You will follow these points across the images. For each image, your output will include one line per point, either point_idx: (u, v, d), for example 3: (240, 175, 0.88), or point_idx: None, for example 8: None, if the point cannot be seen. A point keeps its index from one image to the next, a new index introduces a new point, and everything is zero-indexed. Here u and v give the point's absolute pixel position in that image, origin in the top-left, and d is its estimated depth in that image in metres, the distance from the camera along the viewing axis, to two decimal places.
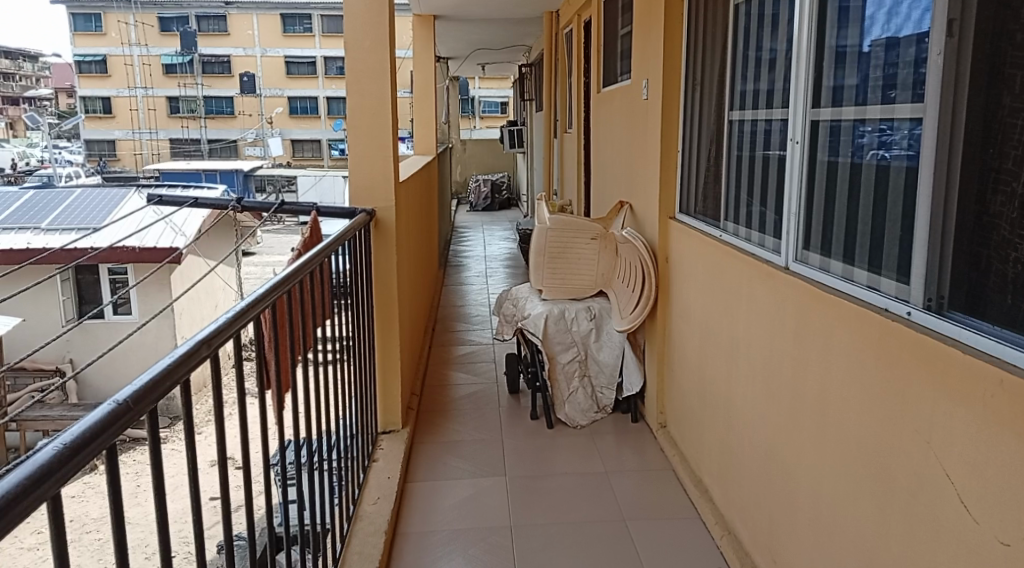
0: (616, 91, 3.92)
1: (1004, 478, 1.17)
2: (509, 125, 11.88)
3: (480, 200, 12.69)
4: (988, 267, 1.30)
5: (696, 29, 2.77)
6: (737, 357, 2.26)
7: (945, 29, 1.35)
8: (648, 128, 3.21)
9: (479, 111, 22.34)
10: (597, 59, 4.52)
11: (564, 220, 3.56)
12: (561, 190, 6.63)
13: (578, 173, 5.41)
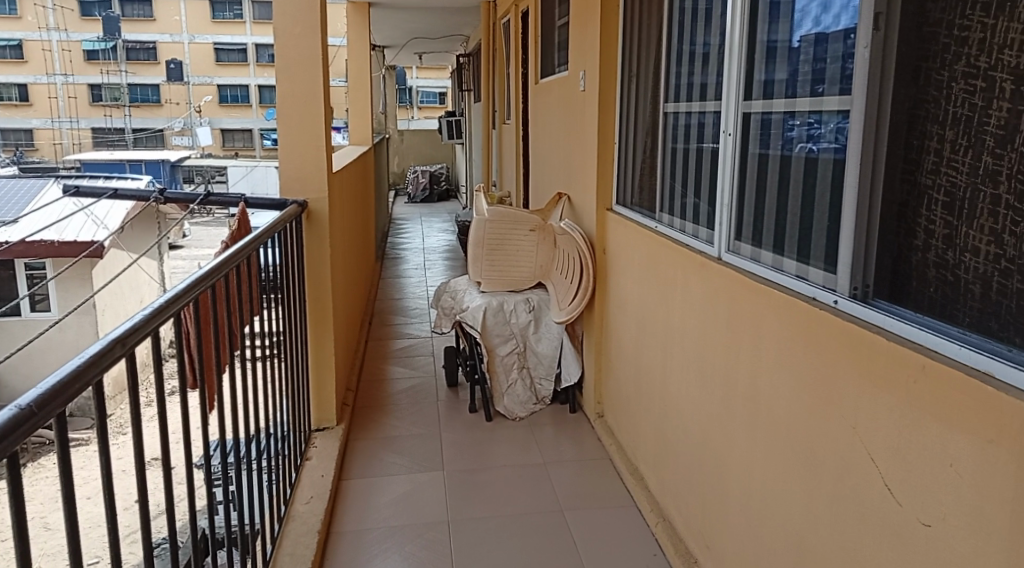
0: (553, 83, 3.92)
1: (926, 460, 1.21)
2: (448, 115, 11.78)
3: (416, 192, 12.51)
4: (903, 255, 1.38)
5: (632, 20, 2.77)
6: (671, 346, 2.29)
7: (871, 22, 1.38)
8: (585, 119, 3.22)
9: (417, 102, 22.15)
10: (535, 49, 4.50)
11: (503, 210, 3.49)
12: (500, 182, 6.61)
13: (517, 164, 5.39)
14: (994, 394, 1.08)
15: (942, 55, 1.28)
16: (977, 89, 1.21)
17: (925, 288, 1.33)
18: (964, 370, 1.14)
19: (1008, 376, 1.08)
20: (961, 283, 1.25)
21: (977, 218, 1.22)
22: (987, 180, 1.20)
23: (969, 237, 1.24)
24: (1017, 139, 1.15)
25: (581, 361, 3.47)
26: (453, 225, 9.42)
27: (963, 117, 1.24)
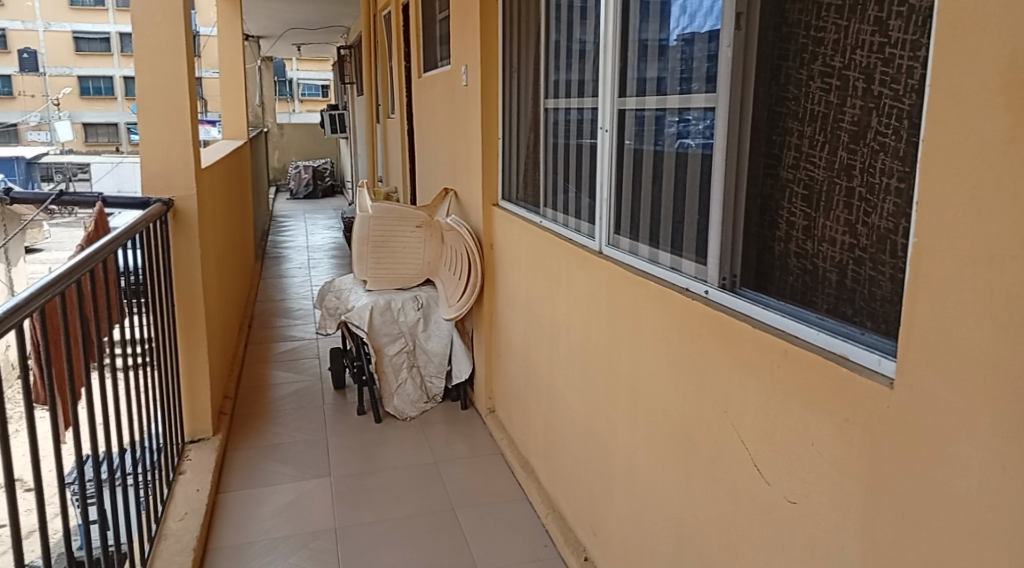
0: (436, 77, 3.88)
1: (790, 441, 1.28)
2: (331, 109, 11.47)
3: (301, 187, 12.19)
4: (768, 246, 1.44)
5: (511, 17, 2.77)
6: (557, 339, 2.32)
7: (733, 22, 1.43)
8: (469, 114, 3.21)
9: (299, 95, 21.49)
10: (416, 43, 4.44)
11: (387, 206, 3.40)
12: (386, 177, 6.52)
13: (402, 159, 5.32)
14: (851, 376, 1.15)
15: (800, 54, 1.34)
16: (833, 87, 1.27)
17: (788, 277, 1.40)
18: (824, 354, 1.21)
19: (862, 359, 1.15)
20: (819, 271, 1.33)
21: (833, 209, 1.29)
22: (842, 174, 1.26)
23: (826, 228, 1.31)
24: (868, 135, 1.21)
25: (472, 358, 3.46)
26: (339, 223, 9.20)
27: (821, 114, 1.30)
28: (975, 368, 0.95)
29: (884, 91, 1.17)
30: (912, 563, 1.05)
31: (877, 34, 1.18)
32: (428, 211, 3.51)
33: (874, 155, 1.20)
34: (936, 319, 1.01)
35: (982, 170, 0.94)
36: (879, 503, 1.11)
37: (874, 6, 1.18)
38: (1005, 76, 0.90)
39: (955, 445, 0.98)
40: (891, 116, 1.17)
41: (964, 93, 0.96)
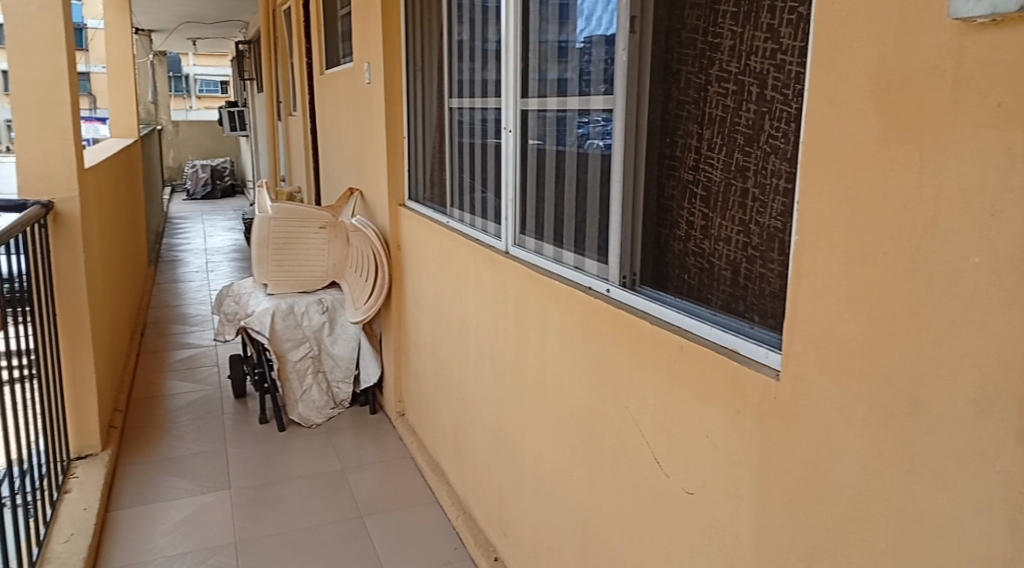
0: (338, 75, 3.81)
1: (687, 433, 1.32)
2: (231, 106, 11.07)
3: (198, 187, 11.72)
4: (667, 245, 1.49)
5: (413, 15, 2.75)
6: (465, 340, 2.32)
7: (627, 25, 1.47)
8: (372, 113, 3.16)
9: (196, 91, 20.62)
10: (317, 39, 4.34)
11: (287, 207, 3.31)
12: (289, 177, 6.35)
13: (306, 158, 5.19)
14: (742, 370, 1.19)
15: (695, 58, 1.38)
16: (730, 91, 1.31)
17: (686, 275, 1.44)
18: (717, 349, 1.25)
19: (751, 353, 1.20)
20: (714, 270, 1.37)
21: (729, 209, 1.33)
22: (738, 176, 1.30)
23: (722, 227, 1.35)
24: (761, 139, 1.25)
25: (379, 359, 3.42)
26: (239, 224, 8.88)
27: (718, 118, 1.35)
28: (853, 359, 1.01)
29: (776, 95, 1.22)
30: (800, 546, 1.11)
31: (769, 41, 1.22)
32: (333, 212, 3.43)
33: (766, 157, 1.24)
34: (816, 313, 1.06)
35: (857, 171, 0.99)
36: (769, 491, 1.16)
37: (766, 14, 1.22)
38: (874, 82, 0.96)
39: (836, 433, 1.04)
40: (781, 120, 1.21)
41: (838, 97, 1.01)
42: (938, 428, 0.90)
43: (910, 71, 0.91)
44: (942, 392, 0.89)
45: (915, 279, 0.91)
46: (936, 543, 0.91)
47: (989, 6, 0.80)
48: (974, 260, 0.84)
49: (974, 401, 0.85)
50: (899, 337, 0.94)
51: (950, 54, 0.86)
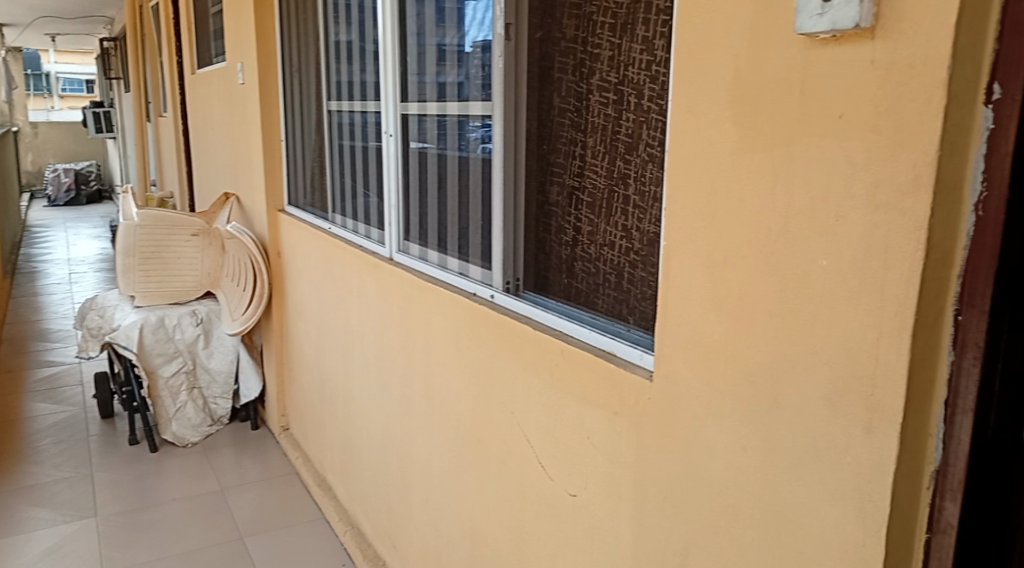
0: (210, 74, 3.65)
1: (568, 437, 1.34)
2: (96, 106, 10.42)
3: (61, 193, 10.96)
4: (550, 250, 1.50)
5: (287, 14, 2.68)
6: (349, 348, 2.27)
7: (503, 32, 1.48)
8: (247, 115, 3.05)
9: (60, 90, 19.26)
10: (188, 37, 4.15)
11: (155, 213, 3.12)
12: (161, 180, 6.03)
13: (178, 160, 4.94)
14: (617, 372, 1.22)
15: (574, 66, 1.40)
16: (610, 100, 1.33)
17: (572, 280, 1.45)
18: (595, 351, 1.28)
19: (626, 354, 1.23)
20: (596, 275, 1.39)
21: (613, 215, 1.35)
22: (621, 183, 1.33)
23: (606, 233, 1.37)
24: (641, 147, 1.27)
25: (260, 372, 3.32)
26: (108, 232, 8.37)
27: (600, 126, 1.36)
28: (719, 360, 1.06)
29: (652, 106, 1.24)
30: (674, 542, 1.14)
31: (645, 53, 1.25)
32: (206, 218, 3.28)
33: (645, 166, 1.27)
34: (687, 314, 1.11)
35: (722, 178, 1.04)
36: (646, 490, 1.19)
37: (642, 27, 1.25)
38: (731, 93, 1.00)
39: (705, 430, 1.08)
40: (657, 130, 1.25)
41: (699, 108, 1.06)
42: (796, 422, 0.96)
43: (762, 84, 0.96)
44: (798, 387, 0.95)
45: (773, 282, 0.97)
46: (797, 531, 0.97)
47: (830, 23, 0.86)
48: (823, 263, 0.91)
49: (826, 395, 0.92)
50: (760, 336, 1.00)
51: (797, 68, 0.92)
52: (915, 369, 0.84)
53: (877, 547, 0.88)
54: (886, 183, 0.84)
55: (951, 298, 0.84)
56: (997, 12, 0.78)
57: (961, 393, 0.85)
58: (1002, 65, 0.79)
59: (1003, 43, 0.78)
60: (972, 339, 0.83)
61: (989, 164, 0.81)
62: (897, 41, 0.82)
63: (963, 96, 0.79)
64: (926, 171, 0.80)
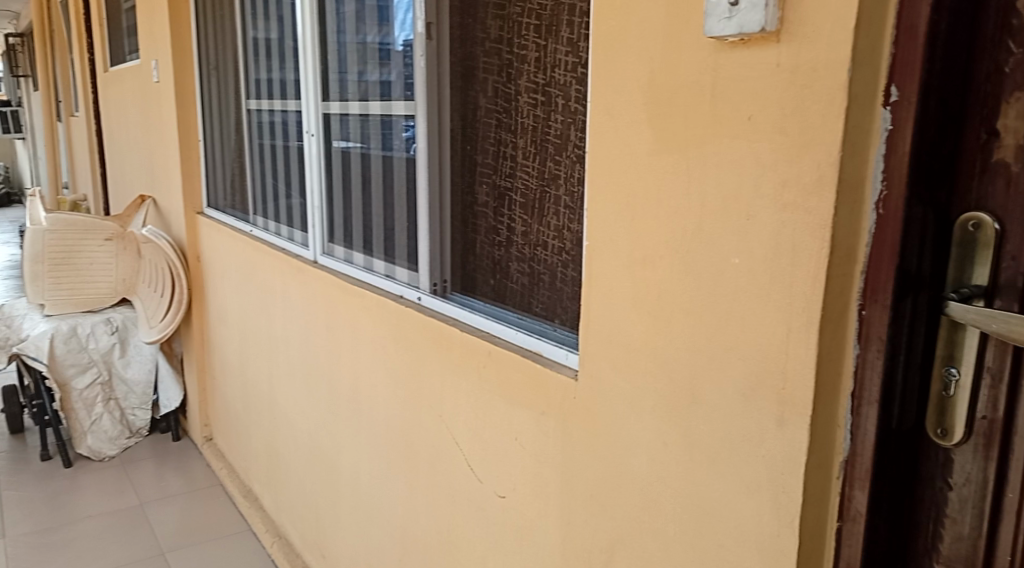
0: (123, 72, 3.52)
1: (496, 438, 1.33)
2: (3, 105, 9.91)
3: None
4: (477, 251, 1.50)
5: (204, 10, 2.60)
6: (273, 354, 2.22)
7: (424, 31, 1.46)
8: (163, 114, 2.95)
9: None
10: (99, 32, 3.99)
11: (64, 218, 3.02)
12: (74, 182, 5.77)
13: (91, 162, 4.74)
14: (543, 371, 1.22)
15: (499, 66, 1.40)
16: (539, 102, 1.33)
17: (499, 281, 1.46)
18: (522, 352, 1.28)
19: (552, 354, 1.24)
20: (522, 275, 1.41)
21: (546, 216, 1.34)
22: (552, 184, 1.32)
23: (538, 233, 1.37)
24: (570, 148, 1.27)
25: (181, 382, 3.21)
26: (16, 238, 7.97)
27: (530, 127, 1.35)
28: (639, 358, 1.07)
29: (580, 107, 1.24)
30: (600, 540, 1.15)
31: (570, 54, 1.25)
32: (120, 220, 3.17)
33: (574, 167, 1.27)
34: (609, 313, 1.12)
35: (639, 179, 1.05)
36: (572, 489, 1.19)
37: (566, 29, 1.25)
38: (647, 94, 1.02)
39: (628, 427, 1.10)
40: (583, 130, 1.25)
41: (617, 109, 1.07)
42: (713, 417, 0.98)
43: (676, 86, 0.98)
44: (714, 383, 0.97)
45: (689, 280, 0.99)
46: (716, 524, 0.99)
47: (738, 27, 0.88)
48: (736, 261, 0.93)
49: (741, 390, 0.94)
50: (678, 334, 1.01)
51: (708, 70, 0.93)
52: (823, 363, 0.87)
53: (791, 537, 0.90)
54: (793, 183, 0.86)
55: (855, 293, 0.87)
56: (892, 17, 0.81)
57: (866, 384, 0.87)
58: (899, 68, 0.82)
59: (899, 46, 0.81)
60: (876, 332, 0.86)
61: (888, 163, 0.83)
62: (800, 44, 0.84)
63: (863, 98, 0.82)
64: (829, 172, 0.83)
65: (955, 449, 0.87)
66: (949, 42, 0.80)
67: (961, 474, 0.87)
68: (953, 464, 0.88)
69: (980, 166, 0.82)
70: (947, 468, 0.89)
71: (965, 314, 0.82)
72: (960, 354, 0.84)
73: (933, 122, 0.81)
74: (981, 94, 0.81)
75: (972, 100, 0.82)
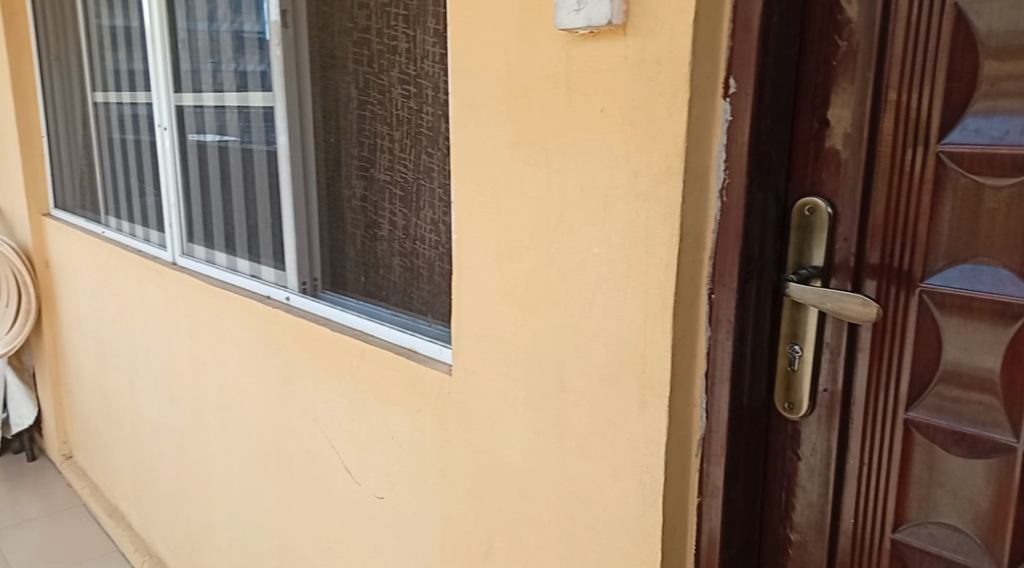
0: None
1: (372, 437, 1.31)
2: None
3: None
4: (344, 247, 1.48)
5: None
6: (134, 364, 2.09)
7: (278, 20, 1.45)
8: None
9: None
10: None
11: None
12: None
13: None
14: (418, 368, 1.21)
15: (361, 57, 1.37)
16: (411, 93, 1.29)
17: (369, 277, 1.44)
18: (395, 349, 1.26)
19: (426, 350, 1.22)
20: (392, 271, 1.39)
21: (423, 210, 1.31)
22: (426, 177, 1.29)
23: (417, 228, 1.33)
24: (441, 141, 1.24)
25: (35, 397, 3.03)
26: None
27: (404, 119, 1.31)
28: (509, 349, 1.08)
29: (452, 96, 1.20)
30: (479, 533, 1.15)
31: (438, 45, 1.22)
32: None
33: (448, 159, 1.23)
34: (478, 306, 1.12)
35: (501, 172, 1.05)
36: (449, 484, 1.19)
37: (432, 19, 1.22)
38: (504, 86, 1.02)
39: (500, 419, 1.10)
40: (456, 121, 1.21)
41: (476, 101, 1.07)
42: (581, 405, 0.99)
43: (532, 78, 0.98)
44: (580, 371, 0.99)
45: (552, 271, 1.00)
46: (587, 509, 1.01)
47: (585, 19, 0.88)
48: (597, 252, 0.94)
49: (605, 376, 0.96)
50: (544, 325, 1.02)
51: (561, 62, 0.94)
52: (678, 346, 0.90)
53: (655, 517, 0.93)
54: (644, 173, 0.88)
55: (705, 278, 0.91)
56: (728, 12, 0.84)
57: (717, 364, 0.91)
58: (736, 61, 0.85)
59: (735, 40, 0.84)
60: (724, 315, 0.89)
61: (730, 153, 0.87)
62: (645, 38, 0.86)
63: (704, 90, 0.85)
64: (676, 162, 0.85)
65: (801, 421, 0.92)
66: (779, 36, 0.84)
67: (808, 445, 0.92)
68: (801, 436, 0.93)
69: (814, 154, 0.87)
70: (795, 440, 0.94)
71: (804, 294, 0.87)
72: (803, 332, 0.90)
73: (768, 112, 0.85)
74: (812, 86, 0.86)
75: (804, 92, 0.87)
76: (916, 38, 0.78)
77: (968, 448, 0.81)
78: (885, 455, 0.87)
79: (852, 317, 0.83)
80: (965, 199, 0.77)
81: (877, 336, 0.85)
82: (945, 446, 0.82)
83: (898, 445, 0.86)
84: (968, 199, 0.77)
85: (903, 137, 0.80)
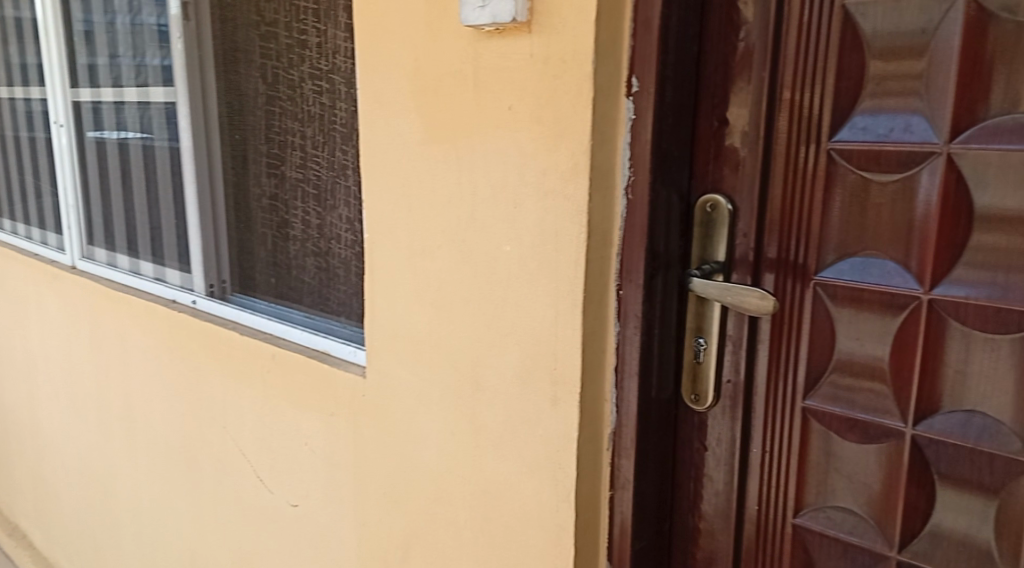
0: None
1: (285, 443, 1.28)
2: None
3: None
4: (256, 247, 1.44)
5: None
6: (33, 373, 1.99)
7: (179, 13, 1.37)
8: None
9: None
10: None
11: None
12: None
13: None
14: (331, 370, 1.19)
15: (272, 51, 1.33)
16: (323, 89, 1.26)
17: (280, 278, 1.41)
18: (308, 352, 1.23)
19: (340, 352, 1.20)
20: (305, 271, 1.36)
21: (337, 208, 1.28)
22: (340, 174, 1.26)
23: (332, 227, 1.30)
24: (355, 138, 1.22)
25: None
26: None
27: (316, 115, 1.28)
28: (423, 349, 1.07)
29: None
30: (395, 535, 1.14)
31: (349, 41, 1.20)
32: None
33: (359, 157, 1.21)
34: (391, 307, 1.10)
35: (411, 169, 1.04)
36: (365, 488, 1.17)
37: (342, 14, 1.20)
38: (412, 82, 1.01)
39: (414, 419, 1.09)
40: None
41: (386, 98, 1.05)
42: (495, 403, 0.99)
43: (440, 74, 0.97)
44: (493, 369, 0.98)
45: (463, 269, 1.00)
46: (502, 507, 1.01)
47: (491, 16, 0.88)
48: (508, 249, 0.94)
49: (518, 373, 0.96)
50: (457, 323, 1.02)
51: (468, 58, 0.94)
52: (587, 342, 0.90)
53: (569, 512, 0.94)
54: (552, 171, 0.88)
55: (613, 274, 0.91)
56: (630, 11, 0.85)
57: (626, 359, 0.92)
58: (638, 59, 0.85)
59: (637, 38, 0.85)
60: (632, 310, 0.90)
61: (634, 151, 0.87)
62: (550, 35, 0.86)
63: (607, 87, 0.85)
64: (582, 159, 0.86)
65: (708, 413, 0.94)
66: (679, 35, 0.85)
67: (714, 436, 0.94)
68: (708, 427, 0.95)
69: (714, 152, 0.89)
70: (702, 431, 0.96)
71: (707, 288, 0.88)
72: (707, 325, 0.91)
73: (669, 110, 0.86)
74: (711, 84, 0.88)
75: (704, 91, 0.88)
76: (808, 39, 0.80)
77: (861, 434, 0.84)
78: (787, 443, 0.89)
79: (752, 310, 0.85)
80: (854, 194, 0.80)
81: (777, 328, 0.87)
82: (840, 432, 0.85)
83: (797, 434, 0.88)
84: (857, 194, 0.80)
85: (798, 134, 0.82)
